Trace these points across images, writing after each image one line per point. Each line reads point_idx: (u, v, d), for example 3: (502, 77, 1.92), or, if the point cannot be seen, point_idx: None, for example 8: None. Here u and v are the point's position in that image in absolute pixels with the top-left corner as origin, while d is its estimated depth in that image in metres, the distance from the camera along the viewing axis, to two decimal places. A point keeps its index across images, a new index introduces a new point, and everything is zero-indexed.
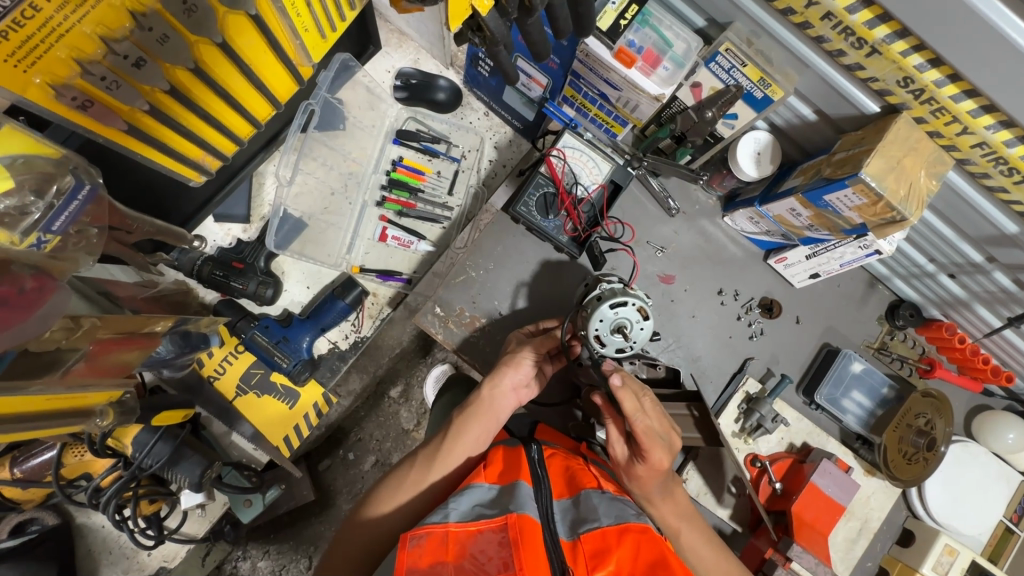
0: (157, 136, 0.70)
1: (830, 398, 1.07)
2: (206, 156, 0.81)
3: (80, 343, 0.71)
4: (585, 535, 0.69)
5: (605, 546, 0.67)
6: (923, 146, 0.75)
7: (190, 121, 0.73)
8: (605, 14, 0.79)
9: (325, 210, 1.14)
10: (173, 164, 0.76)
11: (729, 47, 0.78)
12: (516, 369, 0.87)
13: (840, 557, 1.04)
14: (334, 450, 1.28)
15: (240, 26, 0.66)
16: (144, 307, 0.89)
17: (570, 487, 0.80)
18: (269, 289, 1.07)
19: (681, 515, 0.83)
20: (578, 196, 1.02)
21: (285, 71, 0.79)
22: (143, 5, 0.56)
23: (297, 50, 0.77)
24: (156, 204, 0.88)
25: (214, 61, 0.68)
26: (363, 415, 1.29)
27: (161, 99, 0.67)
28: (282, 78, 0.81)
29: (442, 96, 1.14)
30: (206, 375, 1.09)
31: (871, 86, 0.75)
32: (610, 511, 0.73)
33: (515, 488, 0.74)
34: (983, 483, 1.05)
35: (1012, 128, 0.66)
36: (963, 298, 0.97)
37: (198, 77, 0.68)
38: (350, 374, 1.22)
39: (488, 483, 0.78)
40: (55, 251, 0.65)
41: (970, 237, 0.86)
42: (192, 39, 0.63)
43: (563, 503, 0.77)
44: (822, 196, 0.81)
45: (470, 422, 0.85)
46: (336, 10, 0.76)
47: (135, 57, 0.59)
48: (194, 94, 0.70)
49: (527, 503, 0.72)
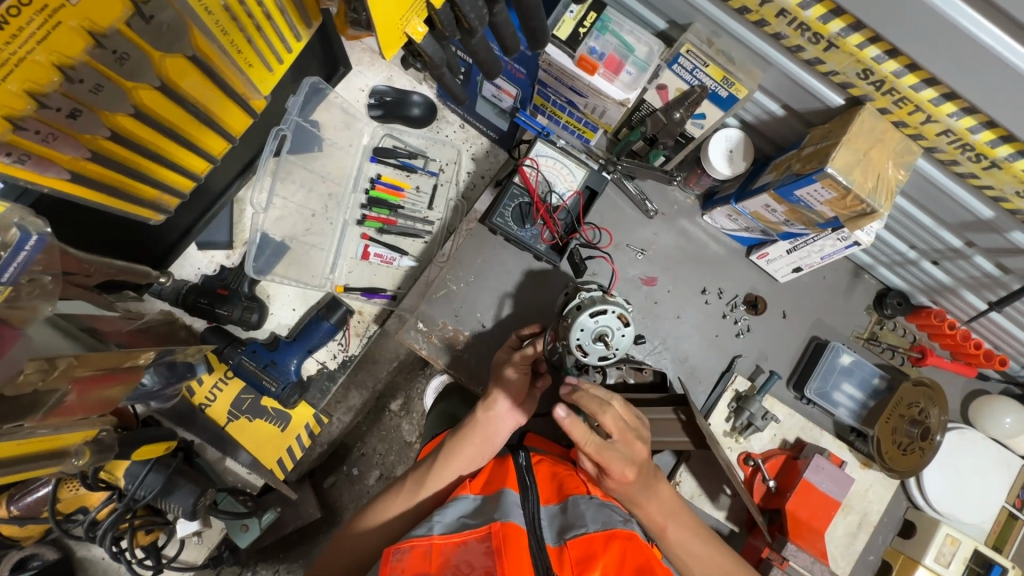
0: (107, 180, 0.72)
1: (820, 392, 1.05)
2: (163, 195, 0.82)
3: (58, 384, 0.70)
4: (571, 541, 0.68)
5: (591, 552, 0.67)
6: (888, 137, 0.74)
7: (145, 165, 0.74)
8: (564, 23, 0.80)
9: (306, 231, 1.15)
10: (129, 207, 0.77)
11: (690, 48, 0.78)
12: (508, 387, 0.87)
13: (840, 552, 1.02)
14: (337, 466, 1.26)
15: (181, 67, 0.67)
16: (129, 340, 0.89)
17: (558, 493, 0.79)
18: (253, 313, 1.09)
19: (664, 513, 0.80)
20: (553, 204, 1.02)
21: (239, 106, 0.81)
22: (71, 59, 0.56)
23: (246, 86, 0.79)
24: (123, 249, 0.91)
25: (157, 104, 0.69)
26: (365, 431, 1.27)
27: (109, 147, 0.68)
28: (237, 112, 0.83)
29: (417, 111, 1.14)
30: (197, 404, 1.10)
31: (833, 80, 0.74)
32: (596, 515, 0.72)
33: (500, 496, 0.74)
34: (983, 469, 1.03)
35: (975, 114, 0.65)
36: (948, 284, 0.96)
37: (142, 121, 0.69)
38: (349, 390, 1.24)
39: (473, 494, 0.78)
40: (10, 301, 0.62)
41: (948, 224, 0.85)
42: (128, 86, 0.63)
43: (550, 509, 0.76)
44: (793, 191, 0.81)
45: (462, 444, 0.84)
46: (280, 41, 0.78)
47: (69, 109, 0.60)
48: (140, 137, 0.71)
49: (512, 511, 0.71)
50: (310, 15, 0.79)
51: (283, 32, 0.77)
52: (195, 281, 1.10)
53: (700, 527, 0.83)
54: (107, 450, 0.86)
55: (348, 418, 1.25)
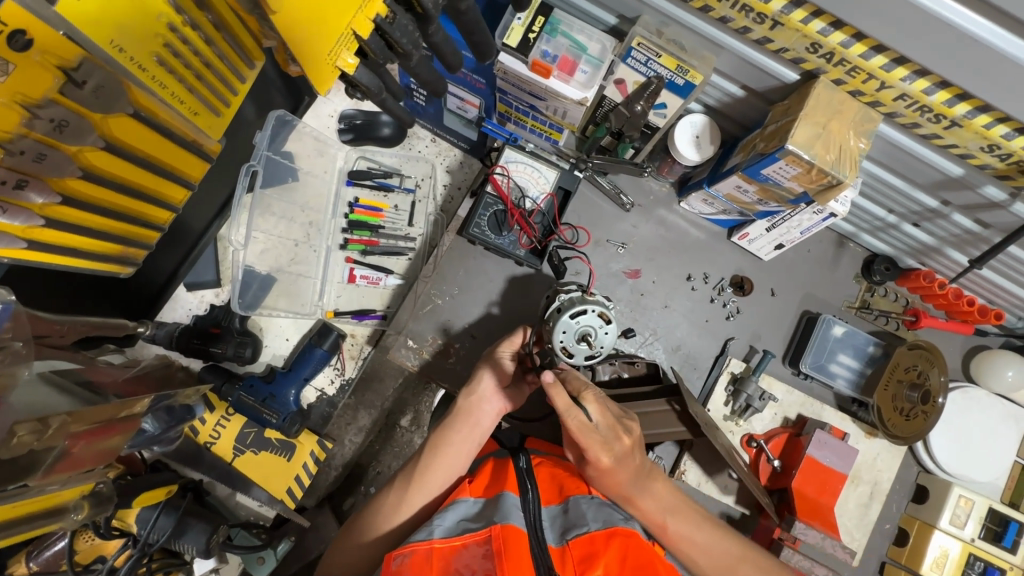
0: (69, 243, 0.73)
1: (817, 366, 1.04)
2: (131, 248, 0.83)
3: (55, 441, 0.71)
4: (573, 542, 0.69)
5: (593, 551, 0.67)
6: (847, 107, 0.74)
7: (102, 224, 0.75)
8: (513, 31, 0.81)
9: (292, 261, 1.17)
10: (97, 264, 0.78)
11: (640, 41, 0.79)
12: (491, 371, 0.89)
13: (855, 524, 1.02)
14: (354, 487, 1.21)
15: (127, 125, 0.70)
16: (126, 389, 0.90)
17: (559, 493, 0.79)
18: (247, 348, 1.11)
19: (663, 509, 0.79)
20: (528, 208, 1.03)
21: (192, 154, 0.83)
22: (10, 133, 0.58)
23: (194, 132, 0.80)
24: (105, 303, 0.94)
25: (106, 163, 0.70)
26: (378, 449, 1.23)
27: (76, 216, 0.71)
28: (189, 159, 0.84)
29: (387, 130, 1.17)
30: (202, 442, 1.10)
31: (785, 56, 0.74)
32: (597, 514, 0.73)
33: (500, 499, 0.74)
34: (989, 426, 1.02)
35: (928, 76, 0.65)
36: (932, 244, 0.96)
37: (93, 182, 0.70)
38: (357, 410, 1.22)
39: (473, 496, 0.77)
40: None
41: (922, 185, 0.84)
42: (73, 150, 0.65)
43: (551, 510, 0.77)
44: (759, 170, 0.81)
45: (448, 433, 0.84)
46: (224, 87, 0.81)
47: (15, 179, 0.62)
48: (94, 198, 0.72)
49: (512, 513, 0.71)
50: (250, 55, 0.83)
51: (226, 77, 0.80)
52: (188, 322, 1.12)
53: (702, 516, 0.81)
54: (106, 501, 0.87)
55: (360, 438, 1.22)
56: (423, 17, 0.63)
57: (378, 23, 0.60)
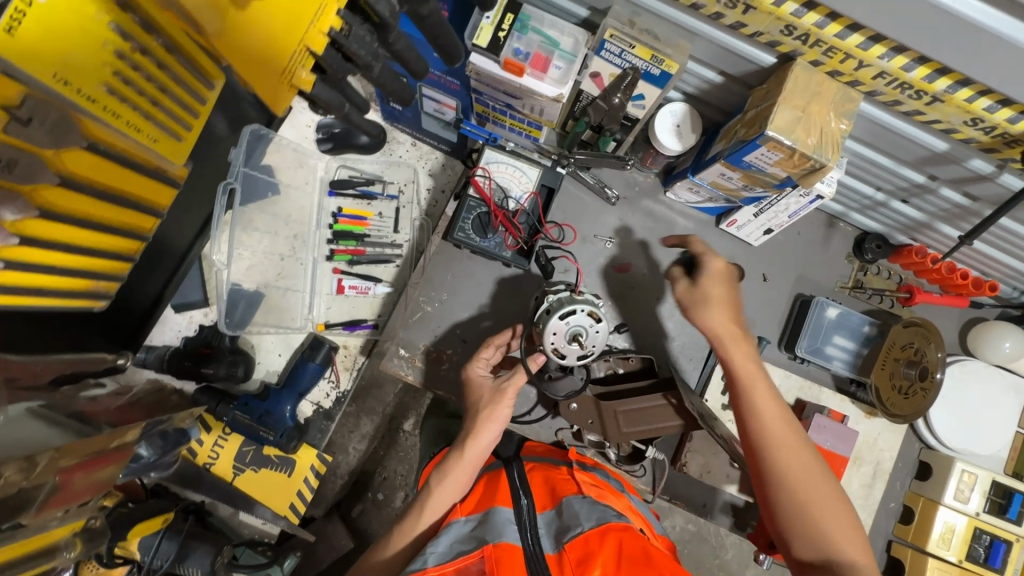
0: (41, 276, 0.72)
1: (813, 349, 1.03)
2: (100, 283, 0.84)
3: (46, 477, 0.69)
4: (569, 544, 0.70)
5: (589, 552, 0.68)
6: (825, 89, 0.72)
7: (63, 259, 0.74)
8: (482, 30, 0.79)
9: (279, 275, 1.16)
10: (66, 302, 0.80)
11: (613, 32, 0.77)
12: (495, 419, 0.83)
13: (860, 505, 1.02)
14: (363, 494, 1.25)
15: (79, 158, 0.69)
16: (118, 416, 0.90)
17: (551, 498, 0.80)
18: (239, 367, 1.10)
19: (806, 474, 0.73)
20: (511, 209, 1.02)
21: (158, 182, 0.83)
22: None
23: (160, 161, 0.80)
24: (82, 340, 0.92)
25: (69, 202, 0.70)
26: (383, 455, 1.25)
27: (39, 257, 0.70)
28: (158, 189, 0.84)
29: (364, 138, 1.15)
30: (202, 463, 1.10)
31: (760, 40, 0.73)
32: (591, 513, 0.73)
33: (492, 514, 0.75)
34: (989, 398, 1.02)
35: (905, 52, 0.64)
36: (922, 220, 0.95)
37: (52, 220, 0.69)
38: (359, 417, 1.24)
39: (464, 516, 0.78)
40: None
41: (907, 161, 0.83)
42: (26, 188, 0.65)
43: (547, 516, 0.77)
44: (741, 157, 0.79)
45: (448, 480, 0.81)
46: (184, 108, 0.78)
47: None
48: (56, 236, 0.71)
49: (506, 530, 0.72)
50: (207, 74, 0.80)
51: (184, 98, 0.77)
52: (179, 344, 1.12)
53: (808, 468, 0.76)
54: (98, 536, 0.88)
55: (364, 445, 1.24)
56: (381, 27, 0.61)
57: (333, 36, 0.59)
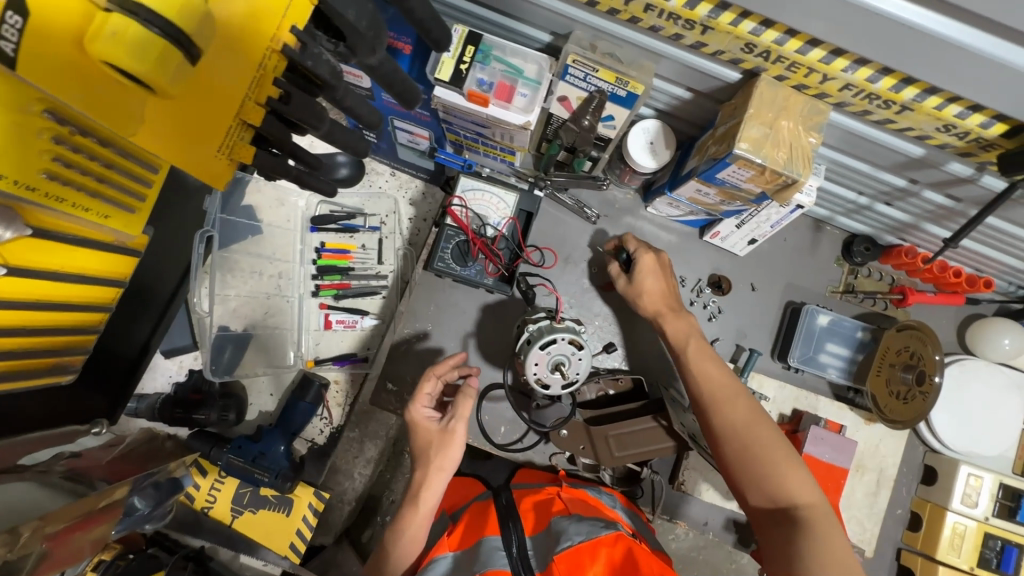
0: (12, 347, 0.72)
1: (806, 359, 1.01)
2: (64, 357, 0.82)
3: (31, 547, 0.67)
4: (558, 555, 0.72)
5: (579, 564, 0.71)
6: (793, 102, 0.71)
7: (22, 342, 0.73)
8: (443, 64, 0.78)
9: (266, 315, 1.15)
10: (30, 381, 0.79)
11: (575, 58, 0.76)
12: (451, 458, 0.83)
13: (866, 515, 0.99)
14: (371, 518, 1.22)
15: (24, 246, 0.65)
16: (109, 472, 0.90)
17: (541, 521, 0.82)
18: (231, 411, 1.11)
19: (750, 418, 0.76)
20: (490, 236, 1.00)
21: (112, 253, 0.77)
22: None
23: (112, 234, 0.75)
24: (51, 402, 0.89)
25: (13, 287, 0.67)
26: (389, 478, 1.23)
27: (0, 343, 0.70)
28: (115, 259, 0.79)
29: (344, 170, 1.12)
30: (200, 508, 1.09)
31: (722, 58, 0.71)
32: (580, 528, 0.76)
33: (479, 545, 0.76)
34: (991, 397, 0.99)
35: (869, 64, 0.62)
36: (909, 221, 0.93)
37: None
38: (363, 442, 1.19)
39: (452, 551, 0.78)
40: None
41: (886, 166, 0.81)
42: None
43: (536, 537, 0.80)
44: (714, 174, 0.78)
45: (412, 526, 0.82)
46: (136, 179, 0.73)
47: None
48: (7, 321, 0.69)
49: (495, 557, 0.74)
50: None
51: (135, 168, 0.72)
52: (170, 390, 1.13)
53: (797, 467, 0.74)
54: None
55: (369, 469, 1.20)
56: (325, 88, 0.59)
57: (271, 106, 0.58)
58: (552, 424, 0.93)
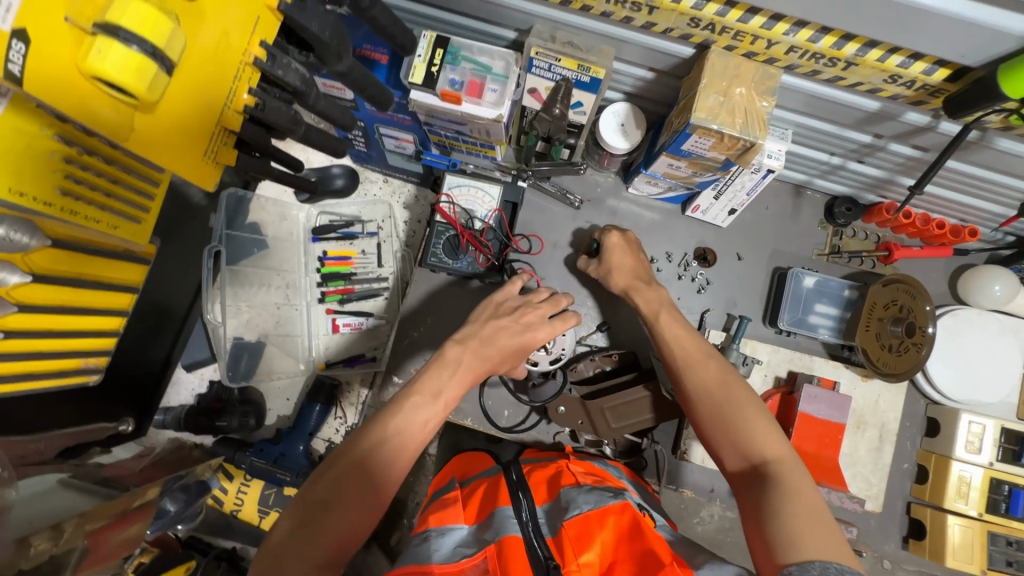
0: (41, 351, 0.79)
1: (796, 321, 1.03)
2: (87, 359, 0.88)
3: (74, 542, 0.75)
4: (567, 522, 0.72)
5: (587, 530, 0.70)
6: (744, 70, 0.74)
7: (47, 344, 0.79)
8: (415, 68, 0.84)
9: (277, 325, 1.20)
10: (54, 382, 0.84)
11: (538, 50, 0.81)
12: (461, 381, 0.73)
13: (871, 471, 1.00)
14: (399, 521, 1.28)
15: (47, 255, 0.75)
16: (142, 477, 0.97)
17: (551, 492, 0.82)
18: (251, 416, 1.17)
19: (719, 380, 0.76)
20: (478, 228, 1.05)
21: (126, 261, 0.88)
22: None
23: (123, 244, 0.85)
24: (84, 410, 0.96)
25: (41, 293, 0.75)
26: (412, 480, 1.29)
27: (26, 347, 0.76)
28: (128, 266, 0.89)
29: (340, 181, 1.25)
30: (229, 511, 1.16)
31: (673, 35, 0.75)
32: (588, 497, 0.76)
33: (492, 515, 0.76)
34: (988, 344, 1.00)
35: (808, 25, 0.66)
36: (884, 176, 0.95)
37: (29, 314, 0.75)
38: None
39: (466, 523, 0.77)
40: None
41: (850, 123, 0.83)
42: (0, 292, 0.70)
43: (546, 508, 0.79)
44: (680, 146, 0.81)
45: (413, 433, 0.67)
46: (140, 196, 0.80)
47: None
48: (34, 326, 0.76)
49: (506, 525, 0.72)
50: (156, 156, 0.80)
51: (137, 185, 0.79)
52: (193, 401, 1.19)
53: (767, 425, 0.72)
54: None
55: None
56: (298, 95, 0.70)
57: (248, 113, 0.67)
58: (548, 399, 0.97)
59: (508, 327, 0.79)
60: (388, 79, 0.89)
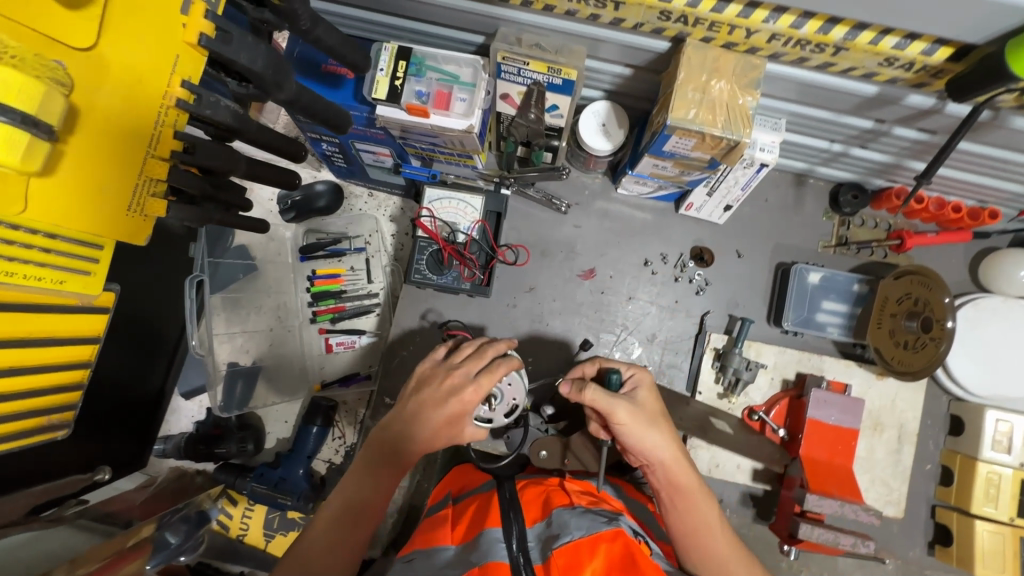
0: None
1: (802, 320, 0.97)
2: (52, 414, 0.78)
3: None
4: (557, 550, 0.67)
5: (577, 559, 0.66)
6: (723, 62, 0.68)
7: (3, 408, 0.70)
8: (378, 84, 0.80)
9: (273, 347, 1.19)
10: (22, 441, 0.75)
11: (504, 55, 0.76)
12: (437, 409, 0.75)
13: (890, 474, 0.94)
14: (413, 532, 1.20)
15: None
16: (141, 512, 0.97)
17: (543, 511, 0.78)
18: (249, 441, 1.17)
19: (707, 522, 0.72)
20: (461, 242, 1.00)
21: (82, 312, 0.74)
22: None
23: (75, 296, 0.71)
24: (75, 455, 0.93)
25: None
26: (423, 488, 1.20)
27: None
28: (86, 317, 0.75)
29: (324, 200, 1.20)
30: (235, 536, 1.16)
31: (645, 29, 0.70)
32: (580, 522, 0.72)
33: (481, 537, 0.73)
34: (1014, 335, 0.92)
35: (788, 10, 0.60)
36: (891, 161, 0.88)
37: None
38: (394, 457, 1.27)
39: (454, 543, 0.75)
40: None
41: (847, 109, 0.77)
42: None
43: (537, 529, 0.75)
44: (662, 147, 0.76)
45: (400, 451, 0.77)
46: None
47: None
48: None
49: (494, 551, 0.70)
50: None
51: None
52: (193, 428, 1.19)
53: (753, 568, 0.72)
54: None
55: None
56: (236, 130, 0.68)
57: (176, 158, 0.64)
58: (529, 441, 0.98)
59: (433, 396, 0.76)
60: (353, 94, 0.85)
